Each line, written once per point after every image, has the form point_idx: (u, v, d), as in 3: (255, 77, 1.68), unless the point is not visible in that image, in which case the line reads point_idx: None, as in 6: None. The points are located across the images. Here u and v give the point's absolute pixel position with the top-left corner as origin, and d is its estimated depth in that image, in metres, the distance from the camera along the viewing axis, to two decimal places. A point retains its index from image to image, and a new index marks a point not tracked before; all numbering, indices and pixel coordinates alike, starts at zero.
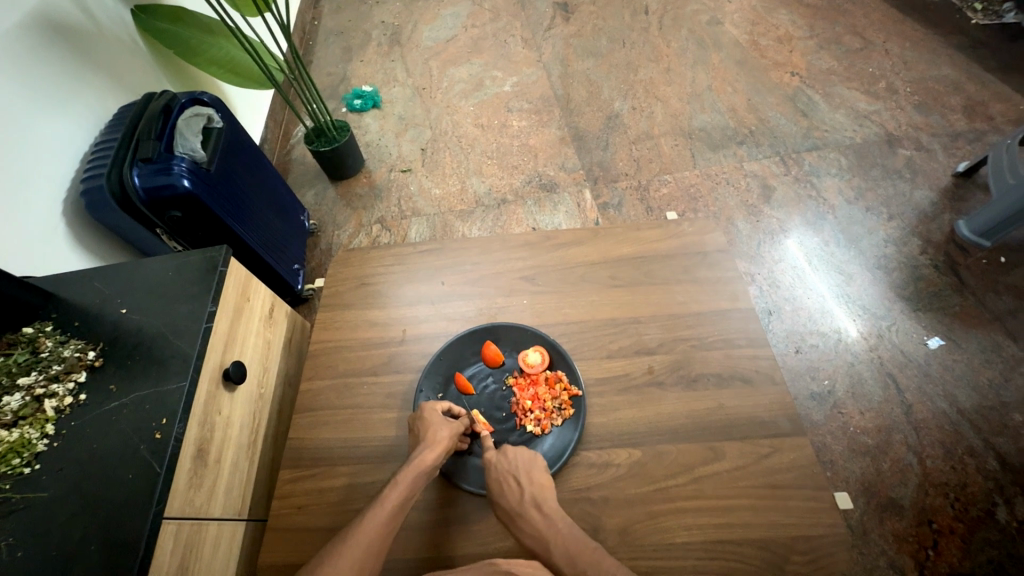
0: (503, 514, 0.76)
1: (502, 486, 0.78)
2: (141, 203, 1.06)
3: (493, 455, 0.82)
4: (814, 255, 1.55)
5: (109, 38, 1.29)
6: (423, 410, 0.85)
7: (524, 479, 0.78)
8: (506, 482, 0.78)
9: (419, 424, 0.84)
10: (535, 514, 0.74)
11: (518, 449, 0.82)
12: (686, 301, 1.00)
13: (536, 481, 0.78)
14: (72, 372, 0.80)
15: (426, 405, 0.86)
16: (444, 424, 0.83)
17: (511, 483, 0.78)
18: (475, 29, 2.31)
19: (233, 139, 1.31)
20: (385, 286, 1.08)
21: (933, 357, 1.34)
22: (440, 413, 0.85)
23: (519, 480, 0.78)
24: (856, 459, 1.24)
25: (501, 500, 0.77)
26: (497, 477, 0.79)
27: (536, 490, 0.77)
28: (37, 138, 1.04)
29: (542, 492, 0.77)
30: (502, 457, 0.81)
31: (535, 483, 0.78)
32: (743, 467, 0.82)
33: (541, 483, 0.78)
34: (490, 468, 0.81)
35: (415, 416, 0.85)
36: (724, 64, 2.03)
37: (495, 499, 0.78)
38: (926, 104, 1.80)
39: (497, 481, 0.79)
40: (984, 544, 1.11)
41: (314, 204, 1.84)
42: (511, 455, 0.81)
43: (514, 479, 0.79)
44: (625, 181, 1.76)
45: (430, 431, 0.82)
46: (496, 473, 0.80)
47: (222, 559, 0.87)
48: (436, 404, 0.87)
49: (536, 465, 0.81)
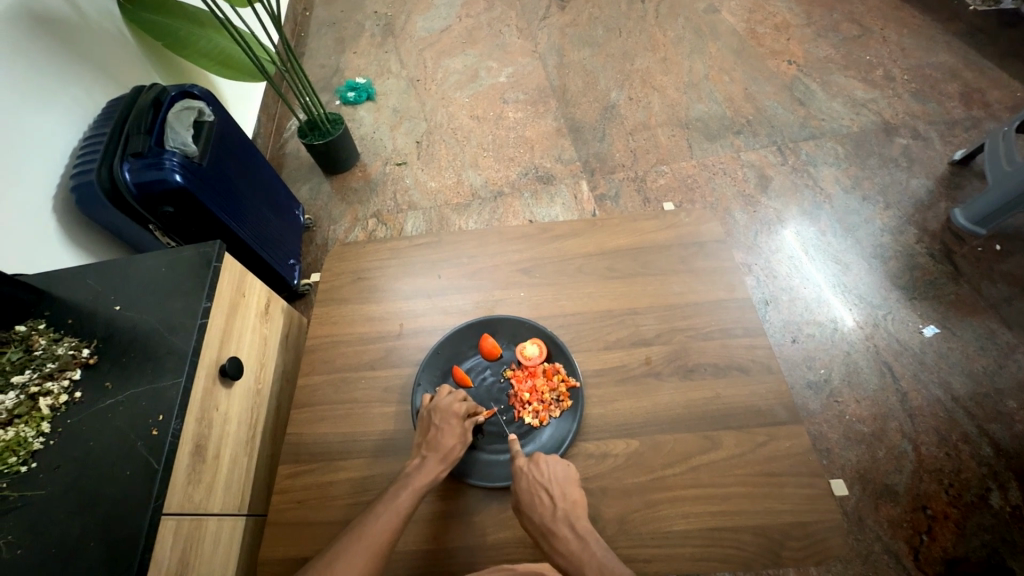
0: (534, 528, 0.74)
1: (534, 498, 0.76)
2: (132, 199, 1.05)
3: (524, 461, 0.80)
4: (810, 244, 1.55)
5: (95, 30, 1.27)
6: (439, 407, 0.85)
7: (557, 494, 0.76)
8: (539, 495, 0.76)
9: (433, 422, 0.84)
10: (569, 534, 0.73)
11: (551, 459, 0.80)
12: (682, 291, 1.00)
13: (568, 496, 0.76)
14: (66, 370, 0.80)
15: (442, 402, 0.85)
16: (456, 433, 0.83)
17: (543, 497, 0.76)
18: (469, 19, 2.28)
19: (224, 133, 1.29)
20: (382, 280, 1.08)
21: (929, 345, 1.35)
22: (455, 418, 0.84)
23: (551, 494, 0.76)
24: (852, 446, 1.25)
25: (532, 514, 0.74)
26: (529, 488, 0.77)
27: (569, 508, 0.75)
28: (24, 133, 1.03)
29: (575, 510, 0.75)
30: (535, 467, 0.79)
31: (568, 499, 0.76)
32: (740, 456, 0.83)
33: (574, 499, 0.76)
34: (521, 477, 0.78)
35: (431, 408, 0.85)
36: (721, 53, 2.01)
37: (526, 512, 0.75)
38: (924, 91, 1.80)
39: (530, 493, 0.76)
40: (978, 529, 1.12)
41: (309, 198, 1.83)
42: (544, 466, 0.79)
43: (546, 492, 0.76)
44: (622, 173, 1.75)
45: (440, 440, 0.82)
46: (528, 483, 0.78)
47: (223, 553, 0.88)
48: (451, 402, 0.85)
49: (570, 479, 0.78)
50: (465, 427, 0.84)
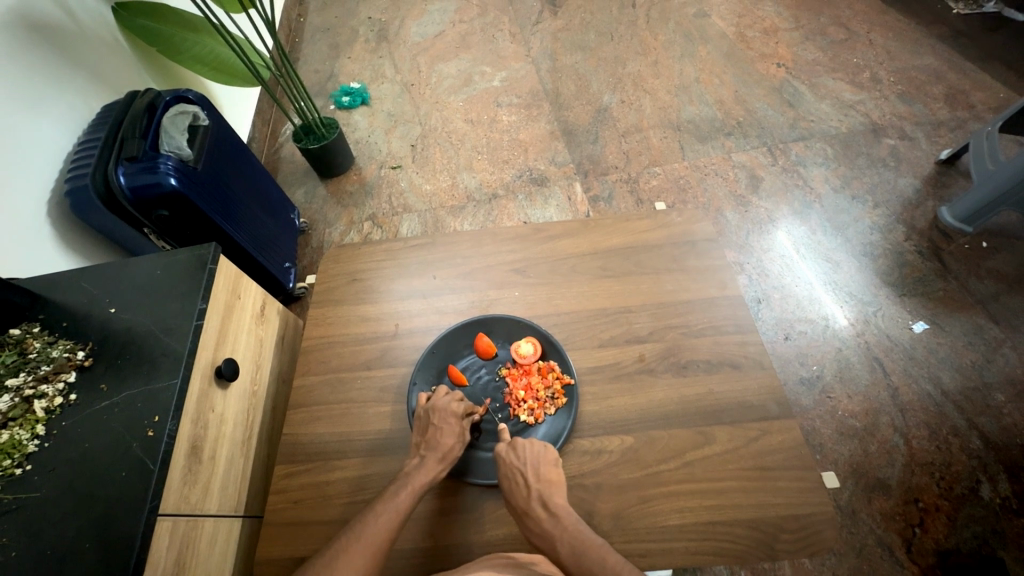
0: (512, 510, 0.76)
1: (509, 481, 0.78)
2: (127, 203, 1.05)
3: (504, 447, 0.83)
4: (801, 243, 1.57)
5: (89, 36, 1.27)
6: (436, 407, 0.85)
7: (531, 475, 0.78)
8: (514, 478, 0.78)
9: (431, 422, 0.84)
10: (542, 513, 0.74)
11: (528, 443, 0.82)
12: (675, 290, 1.01)
13: (543, 477, 0.78)
14: (61, 373, 0.80)
15: (440, 402, 0.86)
16: (455, 432, 0.84)
17: (519, 480, 0.78)
18: (462, 25, 2.30)
19: (219, 137, 1.30)
20: (377, 281, 1.09)
21: (919, 341, 1.37)
22: (453, 417, 0.85)
23: (525, 476, 0.78)
24: (845, 441, 1.26)
25: (509, 497, 0.77)
26: (506, 473, 0.79)
27: (543, 488, 0.77)
28: (19, 138, 1.03)
29: (549, 489, 0.77)
30: (510, 451, 0.81)
31: (543, 479, 0.78)
32: (733, 450, 0.84)
33: (548, 479, 0.78)
34: (499, 462, 0.81)
35: (428, 408, 0.86)
36: (712, 57, 2.04)
37: (504, 496, 0.78)
38: (910, 93, 1.83)
39: (505, 477, 0.79)
40: (968, 521, 1.14)
41: (305, 202, 1.84)
42: (519, 448, 0.81)
43: (521, 474, 0.78)
44: (615, 174, 1.77)
45: (439, 439, 0.82)
46: (505, 467, 0.80)
47: (219, 554, 0.88)
48: (449, 402, 0.86)
49: (546, 460, 0.80)
50: (463, 426, 0.85)
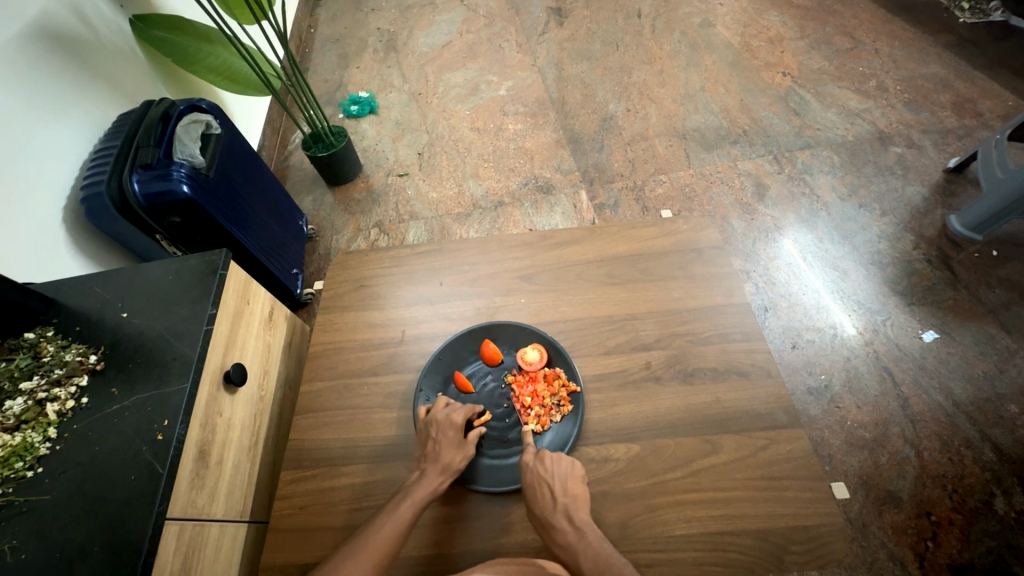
0: (536, 520, 0.77)
1: (536, 492, 0.78)
2: (140, 210, 1.07)
3: (531, 456, 0.83)
4: (808, 251, 1.56)
5: (106, 46, 1.30)
6: (436, 419, 0.85)
7: (558, 490, 0.78)
8: (541, 489, 0.78)
9: (431, 435, 0.84)
10: (566, 527, 0.74)
11: (556, 457, 0.82)
12: (682, 297, 1.01)
13: (569, 492, 0.78)
14: (74, 376, 0.81)
15: (440, 414, 0.86)
16: (454, 445, 0.83)
17: (546, 492, 0.78)
18: (469, 35, 2.33)
19: (230, 145, 1.32)
20: (384, 288, 1.09)
21: (929, 350, 1.35)
22: (453, 429, 0.84)
23: (553, 489, 0.78)
24: (854, 452, 1.25)
25: (534, 506, 0.77)
26: (532, 482, 0.79)
27: (569, 503, 0.76)
28: (36, 146, 1.05)
29: (575, 505, 0.77)
30: (539, 464, 0.81)
31: (569, 494, 0.77)
32: (741, 459, 0.83)
33: (575, 494, 0.78)
34: (526, 473, 0.81)
35: (427, 421, 0.86)
36: (717, 66, 2.05)
37: (529, 504, 0.78)
38: (917, 101, 1.82)
39: (532, 487, 0.79)
40: (983, 535, 1.12)
41: (312, 209, 1.86)
42: (548, 462, 0.81)
43: (549, 487, 0.78)
44: (620, 182, 1.78)
45: (438, 454, 0.82)
46: (532, 478, 0.80)
47: (225, 558, 0.88)
48: (448, 413, 0.86)
49: (573, 476, 0.80)
50: (465, 440, 0.84)
